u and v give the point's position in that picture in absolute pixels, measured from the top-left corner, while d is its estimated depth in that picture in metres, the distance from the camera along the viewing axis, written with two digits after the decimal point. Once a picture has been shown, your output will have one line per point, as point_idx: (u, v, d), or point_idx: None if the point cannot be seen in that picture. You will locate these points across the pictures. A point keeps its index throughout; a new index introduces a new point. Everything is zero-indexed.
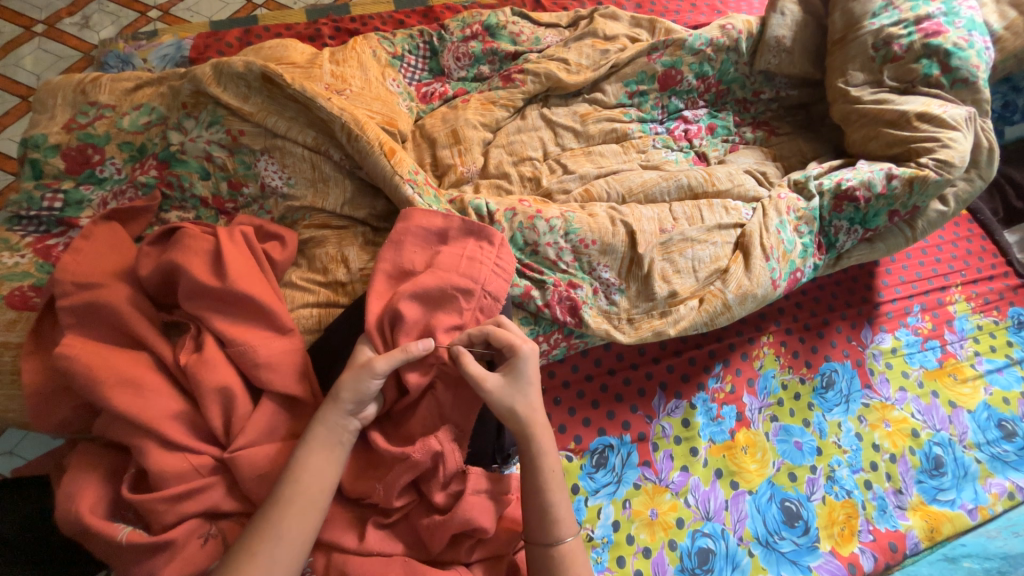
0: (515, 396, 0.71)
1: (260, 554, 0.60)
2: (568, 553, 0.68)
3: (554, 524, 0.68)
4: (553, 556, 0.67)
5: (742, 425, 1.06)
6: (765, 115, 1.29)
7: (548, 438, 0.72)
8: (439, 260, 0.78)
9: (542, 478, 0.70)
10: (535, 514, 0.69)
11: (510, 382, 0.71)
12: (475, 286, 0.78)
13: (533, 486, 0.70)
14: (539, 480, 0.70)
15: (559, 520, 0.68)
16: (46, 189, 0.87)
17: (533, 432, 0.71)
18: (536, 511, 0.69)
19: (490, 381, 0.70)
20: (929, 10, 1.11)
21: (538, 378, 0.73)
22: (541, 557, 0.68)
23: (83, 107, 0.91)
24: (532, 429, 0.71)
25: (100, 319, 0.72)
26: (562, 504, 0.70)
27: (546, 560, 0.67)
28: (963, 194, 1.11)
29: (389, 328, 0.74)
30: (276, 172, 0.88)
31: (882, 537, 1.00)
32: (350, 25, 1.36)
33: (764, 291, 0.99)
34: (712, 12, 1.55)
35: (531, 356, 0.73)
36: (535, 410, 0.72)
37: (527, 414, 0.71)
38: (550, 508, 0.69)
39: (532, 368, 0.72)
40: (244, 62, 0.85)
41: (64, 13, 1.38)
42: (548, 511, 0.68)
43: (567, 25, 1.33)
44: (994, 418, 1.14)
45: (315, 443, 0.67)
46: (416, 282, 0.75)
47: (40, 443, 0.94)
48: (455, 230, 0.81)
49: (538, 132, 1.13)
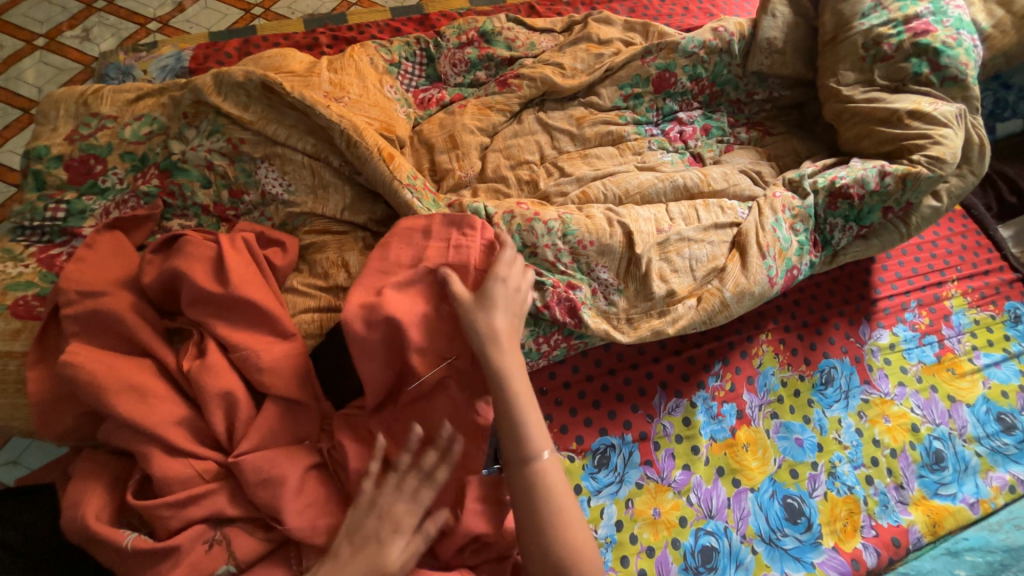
0: (485, 327, 0.73)
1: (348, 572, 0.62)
2: (554, 496, 0.67)
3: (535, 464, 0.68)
4: (531, 473, 0.68)
5: (743, 423, 1.06)
6: (759, 116, 1.30)
7: (515, 359, 0.74)
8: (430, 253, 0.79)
9: (514, 401, 0.70)
10: (510, 431, 0.70)
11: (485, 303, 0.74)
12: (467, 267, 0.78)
13: (504, 406, 0.70)
14: (515, 420, 0.70)
15: (532, 436, 0.69)
16: (49, 200, 0.88)
17: (500, 350, 0.73)
18: (508, 429, 0.70)
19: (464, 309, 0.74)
20: (917, 9, 1.13)
21: (507, 312, 0.75)
22: (528, 501, 0.67)
23: (84, 118, 0.92)
24: (502, 349, 0.73)
25: (103, 327, 0.72)
26: (533, 419, 0.70)
27: (524, 477, 0.68)
28: (955, 190, 1.12)
29: (387, 332, 0.73)
30: (276, 179, 0.89)
31: (885, 532, 1.01)
32: (346, 34, 1.37)
33: (762, 289, 1.00)
34: (704, 15, 1.57)
35: (507, 283, 0.76)
36: (506, 332, 0.74)
37: (495, 352, 0.72)
38: (522, 425, 0.69)
39: (506, 296, 0.76)
40: (244, 72, 0.87)
41: (64, 27, 1.40)
42: (520, 427, 0.69)
43: (562, 30, 1.35)
44: (993, 412, 1.15)
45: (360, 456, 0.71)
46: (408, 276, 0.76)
47: (44, 453, 0.94)
48: (441, 223, 0.81)
49: (535, 137, 1.14)
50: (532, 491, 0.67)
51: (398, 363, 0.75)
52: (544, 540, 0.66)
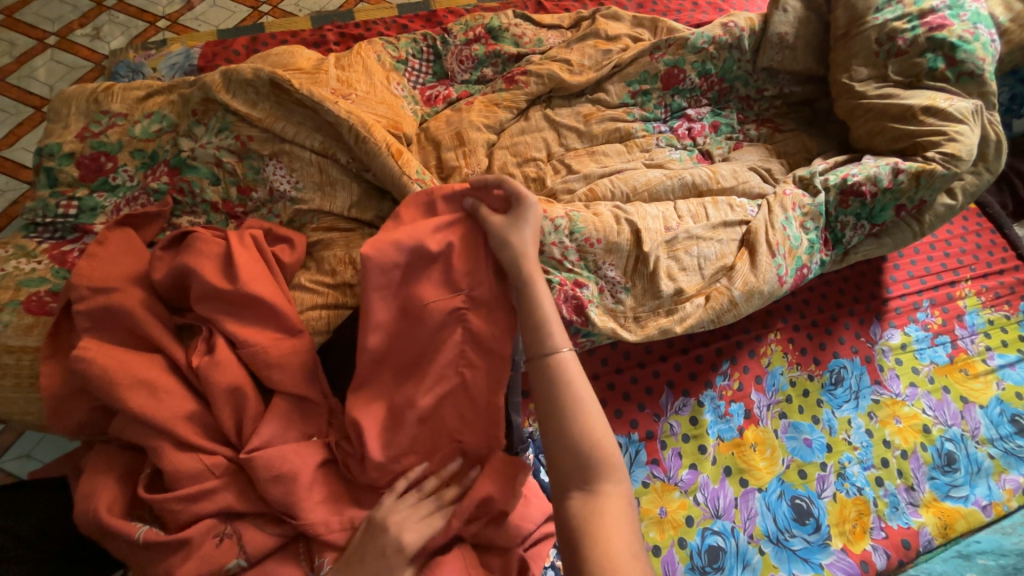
0: (512, 240, 0.74)
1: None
2: (582, 401, 0.65)
3: (562, 370, 0.66)
4: (550, 368, 0.66)
5: (751, 423, 1.05)
6: (769, 112, 1.28)
7: (537, 268, 0.74)
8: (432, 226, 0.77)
9: (536, 302, 0.70)
10: (531, 328, 0.69)
11: (509, 221, 0.75)
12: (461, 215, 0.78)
13: (526, 305, 0.71)
14: (541, 324, 0.69)
15: (553, 333, 0.68)
16: (61, 197, 0.89)
17: (523, 259, 0.73)
18: (530, 326, 0.69)
19: (492, 224, 0.75)
20: (933, 3, 1.11)
21: (534, 230, 0.76)
22: (548, 395, 0.65)
23: (95, 116, 0.93)
24: (524, 257, 0.73)
25: (115, 323, 0.73)
26: (554, 319, 0.70)
27: (544, 370, 0.67)
28: (970, 187, 1.10)
29: (390, 319, 0.75)
30: (284, 176, 0.90)
31: (895, 534, 1.00)
32: (353, 31, 1.37)
33: (771, 288, 0.99)
34: (714, 10, 1.55)
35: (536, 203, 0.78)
36: (528, 243, 0.74)
37: (522, 264, 0.73)
38: (543, 322, 0.69)
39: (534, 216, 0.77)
40: (252, 69, 0.87)
41: (75, 25, 1.41)
42: (541, 324, 0.69)
43: (569, 27, 1.34)
44: (1007, 414, 1.13)
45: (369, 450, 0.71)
46: (395, 244, 0.73)
47: (56, 447, 0.96)
48: (441, 196, 0.79)
49: (542, 134, 1.13)
50: (552, 384, 0.66)
51: (402, 358, 0.75)
52: (573, 443, 0.63)
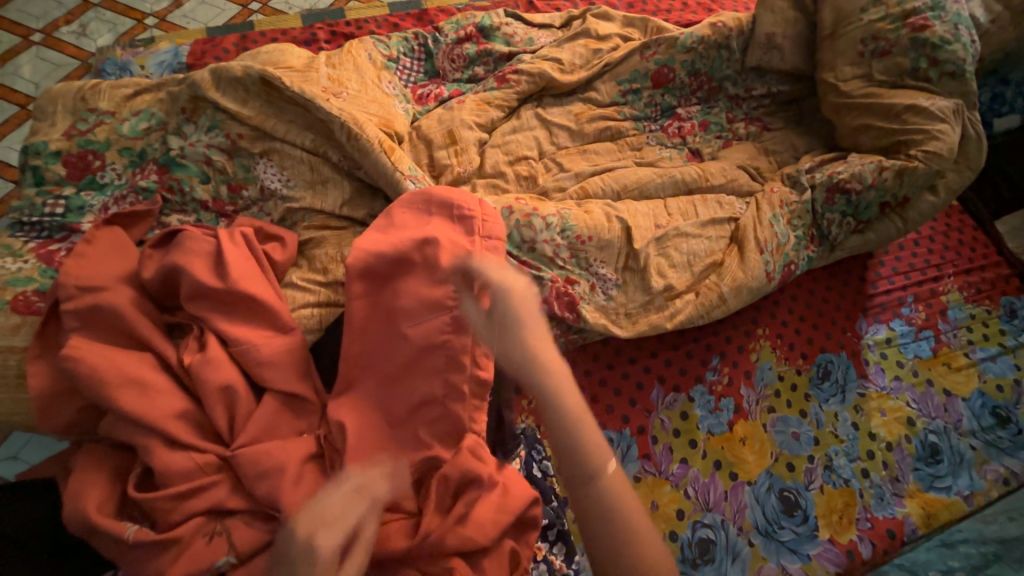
0: (521, 344, 0.64)
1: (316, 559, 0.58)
2: (623, 513, 0.63)
3: (574, 422, 0.63)
4: (591, 489, 0.63)
5: (741, 417, 1.07)
6: (758, 111, 1.29)
7: (556, 367, 0.65)
8: (426, 227, 0.81)
9: (563, 413, 0.63)
10: (564, 446, 0.63)
11: (512, 322, 0.65)
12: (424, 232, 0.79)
13: (555, 422, 0.64)
14: (572, 441, 0.63)
15: (587, 450, 0.63)
16: (48, 195, 0.88)
17: (538, 366, 0.64)
18: (563, 445, 0.63)
19: (489, 325, 0.67)
20: (917, 4, 1.11)
21: (536, 315, 0.66)
22: (592, 515, 0.63)
23: (82, 114, 0.92)
24: (538, 365, 0.64)
25: (101, 321, 0.72)
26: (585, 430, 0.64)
27: (585, 491, 0.63)
28: (953, 184, 1.12)
29: (371, 327, 0.78)
30: (275, 174, 0.90)
31: (880, 525, 1.02)
32: (344, 29, 1.37)
33: (759, 284, 1.01)
34: (704, 10, 1.57)
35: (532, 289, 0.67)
36: (539, 346, 0.65)
37: (536, 371, 0.64)
38: (575, 439, 0.63)
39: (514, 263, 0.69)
40: (243, 68, 0.87)
41: (61, 22, 1.40)
42: (574, 442, 0.63)
43: (560, 26, 1.35)
44: (988, 406, 1.15)
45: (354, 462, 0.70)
46: (376, 254, 0.79)
47: (45, 448, 0.95)
48: (427, 199, 0.83)
49: (533, 132, 1.14)
50: (597, 509, 0.62)
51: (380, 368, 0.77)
52: (597, 493, 0.63)
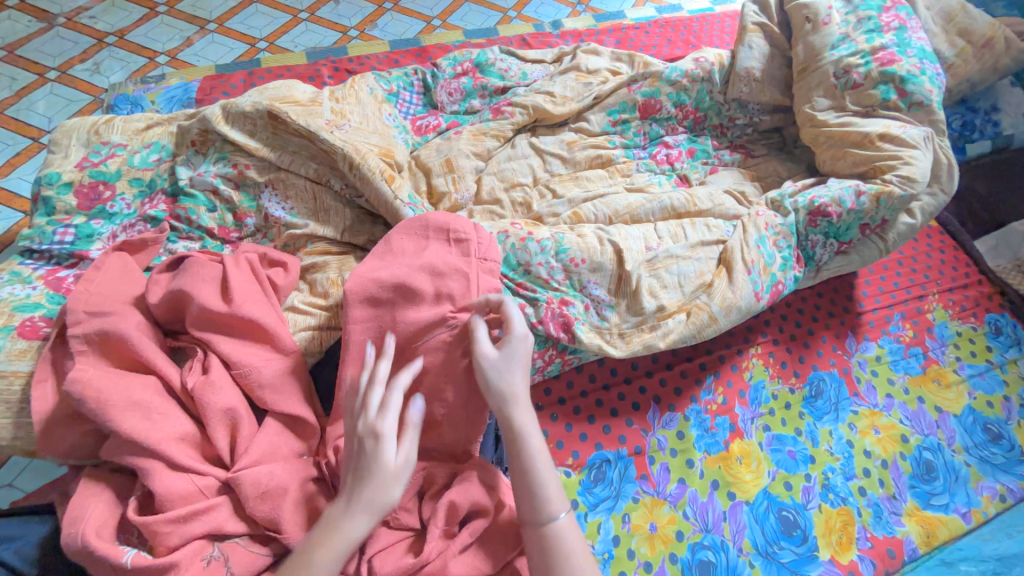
0: (502, 386, 0.74)
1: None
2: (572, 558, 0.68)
3: (536, 471, 0.71)
4: (546, 534, 0.69)
5: (736, 436, 1.07)
6: (741, 139, 1.36)
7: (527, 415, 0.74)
8: (425, 251, 0.84)
9: (527, 457, 0.72)
10: (522, 491, 0.71)
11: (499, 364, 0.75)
12: (422, 258, 0.83)
13: (517, 467, 0.72)
14: (533, 489, 0.71)
15: (545, 497, 0.70)
16: (58, 224, 0.91)
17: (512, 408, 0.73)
18: (524, 493, 0.71)
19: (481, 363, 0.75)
20: (883, 41, 1.20)
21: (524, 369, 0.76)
22: (541, 560, 0.68)
23: (95, 147, 0.97)
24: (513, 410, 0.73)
25: (108, 346, 0.74)
26: (546, 478, 0.71)
27: (538, 537, 0.69)
28: (928, 207, 1.17)
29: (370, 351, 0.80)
30: (279, 203, 0.94)
31: (880, 544, 1.02)
32: (347, 65, 1.45)
33: (748, 303, 1.04)
34: (687, 46, 1.67)
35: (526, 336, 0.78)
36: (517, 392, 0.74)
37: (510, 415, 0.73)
38: (536, 485, 0.71)
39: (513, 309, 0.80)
40: (251, 104, 0.93)
41: (76, 60, 1.47)
42: (535, 488, 0.71)
43: (552, 61, 1.43)
44: (980, 422, 1.17)
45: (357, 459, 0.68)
46: (376, 280, 0.81)
47: (40, 475, 0.95)
48: (427, 226, 0.86)
49: (528, 160, 1.19)
50: (546, 555, 0.68)
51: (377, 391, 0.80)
52: (547, 540, 0.69)
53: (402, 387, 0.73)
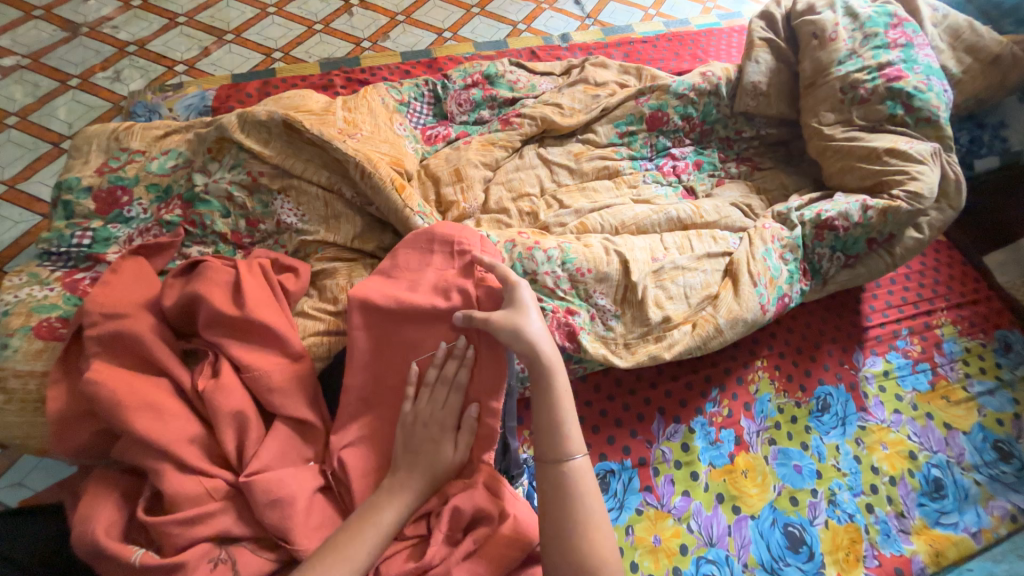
0: (523, 334, 0.76)
1: (334, 557, 0.66)
2: (584, 500, 0.71)
3: (558, 411, 0.76)
4: (565, 471, 0.73)
5: (741, 449, 1.07)
6: (748, 152, 1.36)
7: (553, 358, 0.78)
8: (429, 266, 0.86)
9: (554, 394, 0.76)
10: (547, 427, 0.75)
11: (513, 317, 0.78)
12: (424, 273, 0.85)
13: (544, 405, 0.76)
14: (557, 428, 0.75)
15: (570, 437, 0.74)
16: (77, 227, 0.93)
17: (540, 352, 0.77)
18: (548, 430, 0.75)
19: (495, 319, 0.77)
20: (890, 57, 1.21)
21: (538, 323, 0.78)
22: (557, 498, 0.71)
23: (115, 153, 1.00)
24: (539, 351, 0.76)
25: (124, 348, 0.75)
26: (568, 419, 0.75)
27: (558, 474, 0.73)
28: (936, 222, 1.18)
29: (377, 361, 0.83)
30: (291, 210, 0.95)
31: (888, 563, 1.00)
32: (360, 76, 1.48)
33: (754, 315, 1.04)
34: (695, 60, 1.69)
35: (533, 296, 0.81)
36: (540, 339, 0.77)
37: (537, 360, 0.76)
38: (561, 424, 0.75)
39: (529, 298, 0.80)
40: (267, 112, 0.95)
41: (97, 68, 1.51)
42: (560, 428, 0.74)
43: (560, 73, 1.46)
44: (990, 440, 1.16)
45: (399, 455, 0.76)
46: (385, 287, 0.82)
47: (49, 475, 0.96)
48: (435, 237, 0.87)
49: (535, 171, 1.21)
50: (563, 490, 0.72)
51: (384, 401, 0.82)
52: (564, 478, 0.72)
53: (456, 381, 0.80)
